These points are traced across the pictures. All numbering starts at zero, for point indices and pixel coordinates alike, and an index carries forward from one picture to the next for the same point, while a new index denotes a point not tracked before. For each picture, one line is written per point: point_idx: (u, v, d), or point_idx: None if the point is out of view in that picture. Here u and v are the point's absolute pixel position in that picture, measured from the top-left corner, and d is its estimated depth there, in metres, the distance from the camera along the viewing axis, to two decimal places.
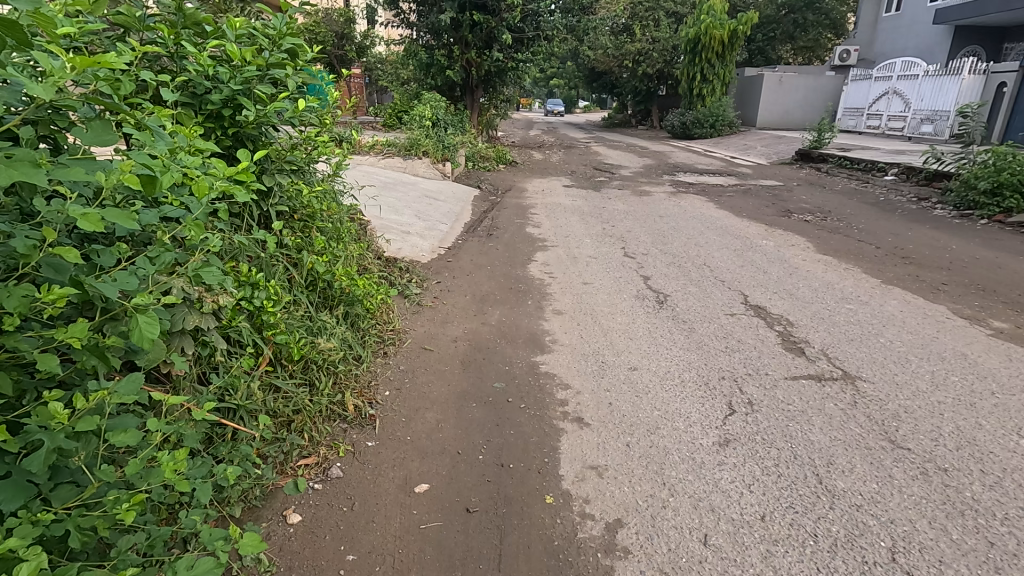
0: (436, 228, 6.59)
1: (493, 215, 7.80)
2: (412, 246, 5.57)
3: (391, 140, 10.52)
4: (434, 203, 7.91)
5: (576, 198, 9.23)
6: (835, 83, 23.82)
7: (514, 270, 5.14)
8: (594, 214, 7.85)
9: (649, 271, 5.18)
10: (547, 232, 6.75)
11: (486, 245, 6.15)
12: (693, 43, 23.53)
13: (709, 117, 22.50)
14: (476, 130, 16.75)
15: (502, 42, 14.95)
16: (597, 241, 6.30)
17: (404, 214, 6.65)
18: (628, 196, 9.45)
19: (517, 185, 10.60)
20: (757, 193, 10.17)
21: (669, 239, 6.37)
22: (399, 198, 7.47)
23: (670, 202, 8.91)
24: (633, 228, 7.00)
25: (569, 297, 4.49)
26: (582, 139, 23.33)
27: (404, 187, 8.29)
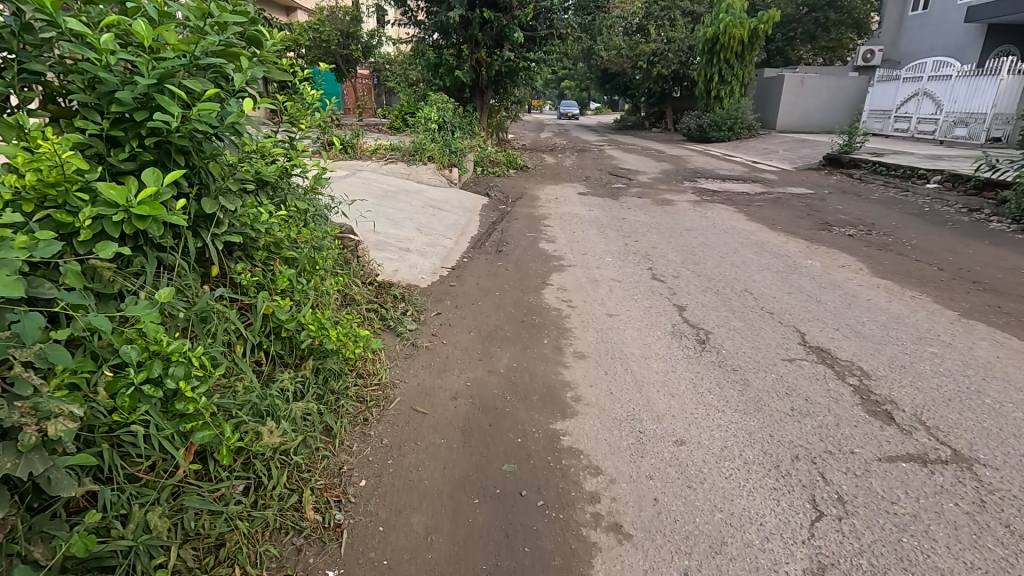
0: (441, 243, 5.93)
1: (503, 227, 7.13)
2: (410, 266, 4.90)
3: (395, 144, 9.88)
4: (438, 214, 7.26)
5: (594, 207, 8.53)
6: (860, 84, 22.92)
7: (526, 297, 4.45)
8: (614, 227, 7.15)
9: (684, 300, 4.47)
10: (563, 248, 6.06)
11: (494, 263, 5.46)
12: (711, 43, 22.73)
13: (728, 119, 21.70)
14: (486, 133, 16.11)
15: (513, 41, 14.27)
16: (620, 260, 5.60)
17: (404, 227, 5.99)
18: (649, 206, 8.73)
19: (529, 192, 9.91)
20: (788, 202, 9.41)
21: (701, 258, 5.65)
22: (398, 209, 6.82)
23: (696, 212, 8.18)
24: (659, 243, 6.29)
25: (592, 334, 3.78)
26: (595, 142, 22.62)
27: (405, 197, 7.64)
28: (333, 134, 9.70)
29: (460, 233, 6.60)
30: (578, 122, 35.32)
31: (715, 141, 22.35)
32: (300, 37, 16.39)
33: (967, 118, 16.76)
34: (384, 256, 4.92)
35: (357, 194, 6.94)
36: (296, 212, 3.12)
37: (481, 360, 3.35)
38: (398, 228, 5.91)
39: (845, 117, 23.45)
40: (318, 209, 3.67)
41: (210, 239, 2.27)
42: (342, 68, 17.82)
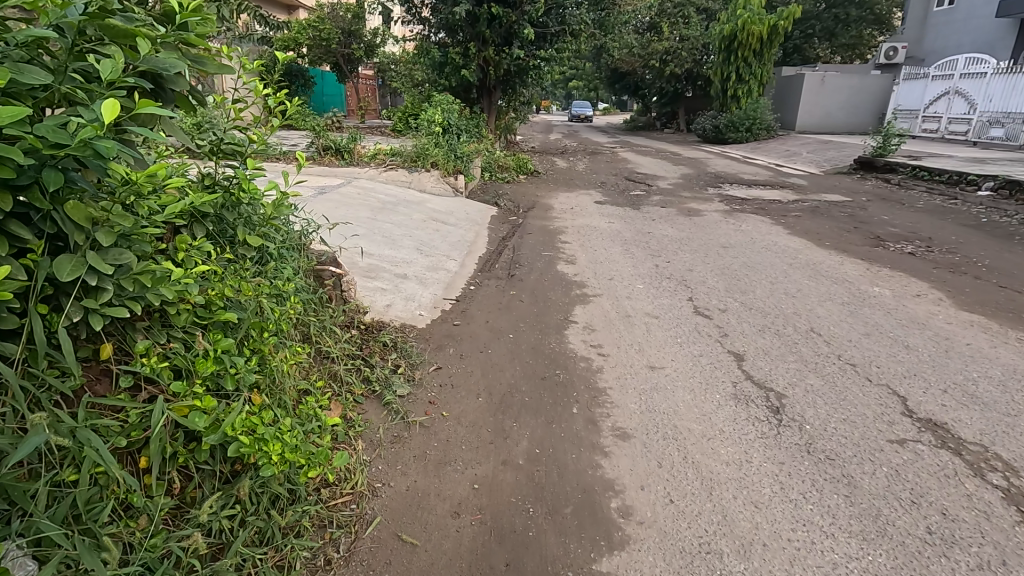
0: (444, 265, 5.15)
1: (515, 243, 6.31)
2: (406, 297, 4.16)
3: (395, 148, 9.09)
4: (443, 228, 6.47)
5: (614, 218, 7.70)
6: (883, 83, 21.95)
7: (546, 341, 3.64)
8: (640, 243, 6.32)
9: (741, 346, 3.65)
10: (585, 271, 5.23)
11: (506, 291, 4.66)
12: (728, 40, 21.79)
13: (746, 119, 20.81)
14: (494, 135, 15.32)
15: (523, 37, 13.44)
16: (654, 288, 4.77)
17: (401, 249, 5.21)
18: (675, 217, 7.90)
19: (541, 200, 9.09)
20: (828, 211, 8.55)
21: (748, 286, 4.81)
22: (395, 225, 6.03)
23: (729, 225, 7.35)
24: (696, 265, 5.45)
25: (633, 400, 2.96)
26: (607, 143, 21.78)
27: (404, 208, 6.87)
28: (329, 137, 8.93)
29: (466, 250, 5.81)
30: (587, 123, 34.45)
31: (732, 142, 21.42)
32: (299, 36, 15.64)
33: (1003, 118, 15.83)
34: (374, 289, 4.13)
35: (348, 209, 6.16)
36: (247, 252, 2.35)
37: (493, 442, 2.55)
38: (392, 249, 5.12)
39: (868, 117, 22.50)
40: (282, 240, 2.87)
41: (84, 315, 1.49)
42: (343, 68, 17.06)
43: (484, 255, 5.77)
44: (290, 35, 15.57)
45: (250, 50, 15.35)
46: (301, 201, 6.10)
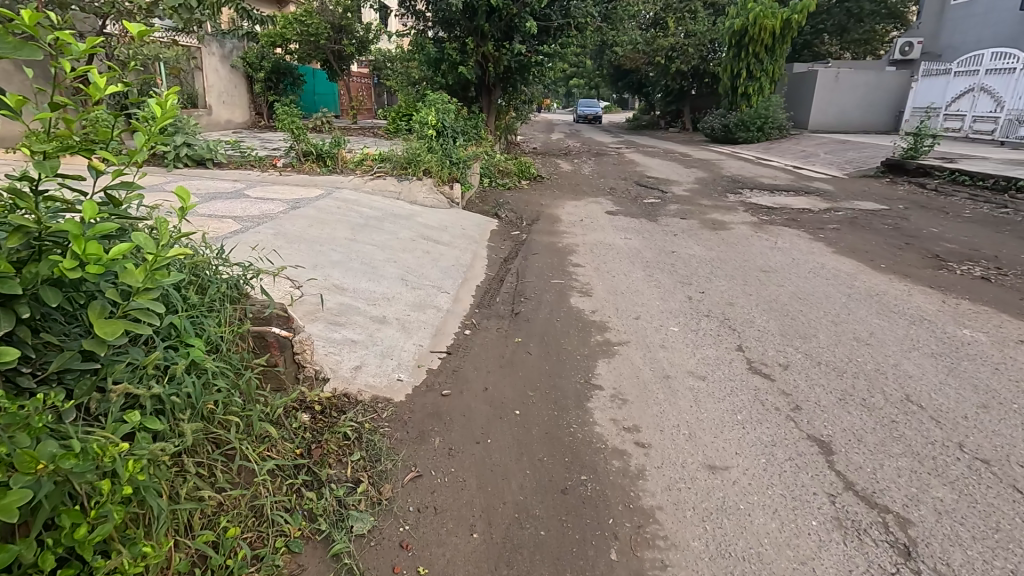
0: (434, 301, 4.23)
1: (519, 267, 5.39)
2: (387, 350, 3.33)
3: (384, 153, 8.18)
4: (436, 248, 5.55)
5: (631, 233, 6.79)
6: (900, 79, 21.07)
7: (562, 423, 2.74)
8: (665, 267, 5.40)
9: (824, 428, 2.73)
10: (605, 307, 4.31)
11: (510, 336, 3.77)
12: (738, 35, 20.85)
13: (757, 118, 19.92)
14: (494, 136, 14.42)
15: (524, 31, 12.53)
16: (693, 334, 3.85)
17: (381, 283, 4.30)
18: (698, 231, 6.99)
19: (547, 211, 8.18)
20: (867, 223, 7.63)
21: (808, 329, 3.90)
22: (378, 247, 5.14)
23: (763, 241, 6.45)
24: (738, 299, 4.53)
25: (696, 535, 2.06)
26: (612, 143, 20.88)
27: (391, 224, 6.00)
28: (310, 141, 7.98)
29: (462, 277, 4.91)
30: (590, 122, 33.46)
31: (742, 142, 20.49)
32: (286, 30, 14.69)
33: None
34: (339, 347, 3.22)
35: (324, 229, 5.27)
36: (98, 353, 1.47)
37: None
38: (368, 285, 4.21)
39: (883, 115, 21.58)
40: (176, 314, 1.98)
41: None
42: (334, 65, 16.11)
43: (482, 284, 4.85)
44: (277, 29, 14.63)
45: (235, 45, 14.39)
46: (269, 221, 5.21)
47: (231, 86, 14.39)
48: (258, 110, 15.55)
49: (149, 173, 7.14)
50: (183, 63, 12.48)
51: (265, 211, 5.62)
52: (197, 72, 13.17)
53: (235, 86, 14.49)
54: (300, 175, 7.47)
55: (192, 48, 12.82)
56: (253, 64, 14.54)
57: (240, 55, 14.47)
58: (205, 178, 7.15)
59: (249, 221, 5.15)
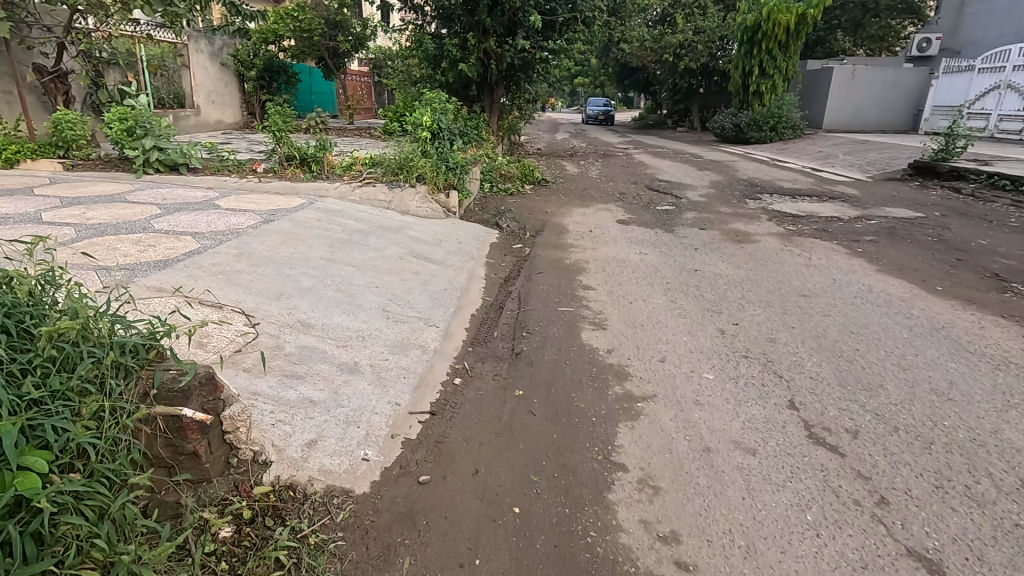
0: (419, 338, 3.55)
1: (521, 290, 4.70)
2: (351, 412, 2.66)
3: (375, 156, 7.51)
4: (427, 267, 4.88)
5: (646, 247, 6.08)
6: (919, 76, 20.25)
7: (575, 530, 2.07)
8: (688, 290, 4.69)
9: (927, 539, 2.03)
10: (623, 346, 3.61)
11: (510, 388, 3.07)
12: (751, 31, 20.08)
13: (770, 117, 19.18)
14: (497, 137, 13.75)
15: (528, 26, 11.81)
16: (732, 385, 3.14)
17: (356, 316, 3.64)
18: (721, 243, 6.29)
19: (552, 220, 7.50)
20: (907, 233, 6.91)
21: (871, 376, 3.21)
22: (359, 268, 4.48)
23: (796, 256, 5.76)
24: (780, 335, 3.82)
25: None
26: (619, 143, 20.17)
27: (377, 238, 5.33)
28: (294, 144, 7.30)
29: (453, 303, 4.24)
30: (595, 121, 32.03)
31: (755, 142, 19.75)
32: (279, 26, 13.95)
33: None
34: (292, 410, 2.55)
35: (297, 247, 4.61)
36: None
37: None
38: (339, 319, 3.55)
39: (901, 113, 20.77)
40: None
41: None
42: (330, 63, 15.41)
43: (477, 314, 4.17)
44: (269, 26, 13.88)
45: (225, 43, 13.76)
46: (235, 237, 4.56)
47: (221, 85, 13.76)
48: (251, 109, 14.90)
49: (116, 181, 6.49)
50: (167, 61, 11.82)
51: (232, 224, 4.96)
52: (184, 70, 12.54)
53: (225, 85, 13.88)
54: (282, 182, 6.80)
55: (179, 44, 12.18)
56: (245, 62, 13.89)
57: (231, 53, 13.84)
58: (177, 185, 6.50)
59: (212, 238, 4.50)
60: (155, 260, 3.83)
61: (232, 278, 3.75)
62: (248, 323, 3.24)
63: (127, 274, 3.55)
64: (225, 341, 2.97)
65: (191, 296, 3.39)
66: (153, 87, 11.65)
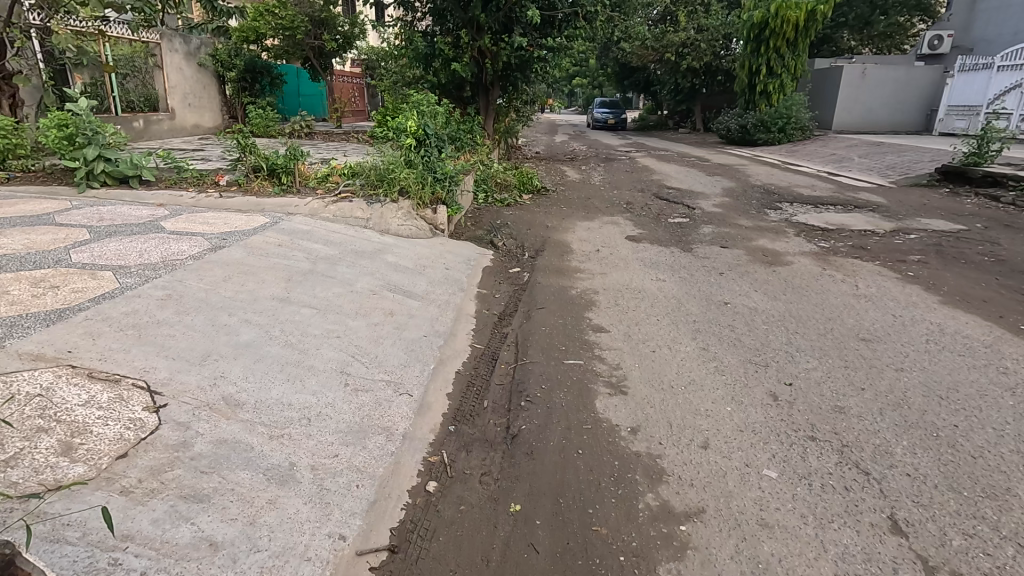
0: (384, 417, 2.70)
1: (519, 334, 3.85)
2: (271, 562, 1.83)
3: (355, 165, 6.69)
4: (405, 304, 4.05)
5: (663, 272, 5.25)
6: (932, 75, 19.44)
7: None
8: (721, 333, 3.86)
9: None
10: (651, 424, 2.77)
11: (501, 503, 2.26)
12: (758, 28, 19.29)
13: (778, 118, 18.39)
14: (493, 140, 12.94)
15: (525, 22, 10.99)
16: (805, 490, 2.31)
17: (302, 386, 2.80)
18: (748, 266, 5.46)
19: (553, 236, 6.67)
20: (957, 251, 6.10)
21: (993, 476, 2.38)
22: (320, 310, 3.64)
23: (839, 283, 4.94)
24: (849, 402, 2.99)
25: None
26: (621, 146, 19.35)
27: (348, 266, 4.51)
28: (261, 153, 6.46)
29: (434, 356, 3.40)
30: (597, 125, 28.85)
31: (762, 145, 18.95)
32: (260, 24, 13.07)
33: None
34: (177, 569, 1.71)
35: (244, 283, 3.77)
36: None
37: None
38: (279, 391, 2.71)
39: (914, 113, 19.97)
40: None
41: None
42: (316, 64, 14.60)
43: (463, 372, 3.33)
44: (249, 23, 12.95)
45: (202, 41, 12.90)
46: (167, 271, 3.73)
47: (199, 87, 12.90)
48: (232, 113, 14.03)
49: (53, 197, 5.69)
50: (133, 62, 10.96)
51: (171, 252, 4.13)
52: (157, 71, 11.71)
53: (204, 87, 13.03)
54: (245, 197, 5.97)
55: (150, 42, 11.32)
56: (223, 62, 13.01)
57: (209, 52, 12.97)
58: (123, 202, 5.66)
59: (138, 273, 3.66)
60: (49, 309, 3.00)
61: (145, 335, 2.90)
62: (148, 408, 2.39)
63: (1, 333, 2.72)
64: (104, 443, 2.16)
65: (80, 364, 2.55)
66: (122, 89, 10.82)
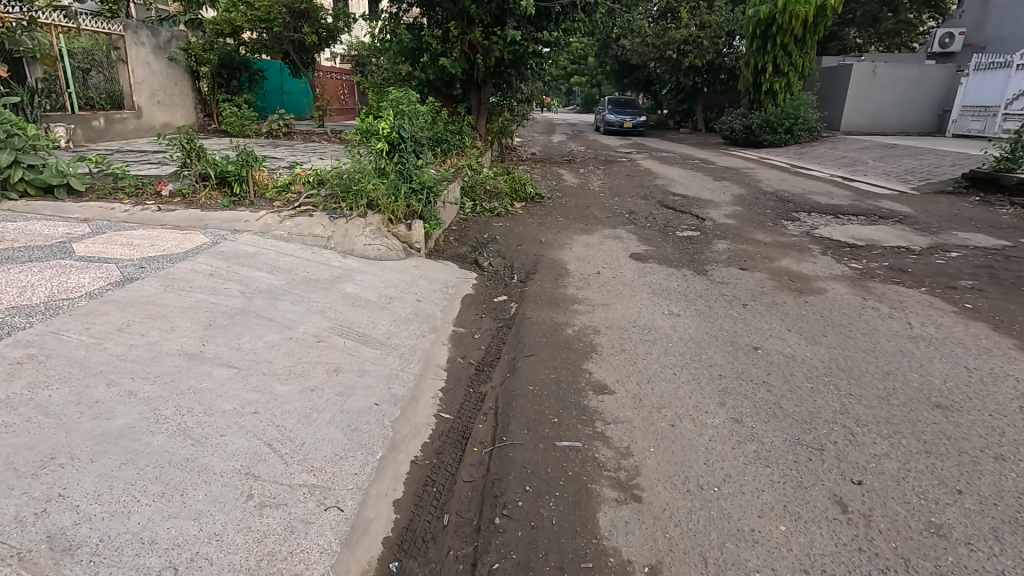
0: (294, 557, 1.87)
1: (499, 399, 3.03)
2: None
3: (320, 171, 5.86)
4: (357, 356, 3.21)
5: (675, 303, 4.44)
6: (945, 74, 18.62)
7: None
8: (756, 397, 3.05)
9: None
10: (678, 562, 1.96)
11: None
12: (765, 24, 18.45)
13: (785, 118, 17.61)
14: (484, 141, 12.11)
15: (519, 14, 10.14)
16: None
17: (182, 504, 1.96)
18: (776, 295, 4.65)
19: (547, 254, 5.84)
20: (1014, 274, 5.28)
21: None
22: (240, 371, 2.80)
23: (888, 319, 4.12)
24: (945, 516, 2.17)
25: None
26: (621, 147, 18.58)
27: (292, 302, 3.68)
28: (209, 157, 5.60)
29: (383, 440, 2.57)
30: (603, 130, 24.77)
31: (767, 146, 18.18)
32: (234, 16, 12.04)
33: None
34: None
35: (144, 332, 2.93)
36: None
37: None
38: (143, 517, 1.88)
39: (926, 113, 19.16)
40: None
41: None
42: (298, 60, 13.74)
43: (421, 464, 2.49)
44: (223, 15, 12.06)
45: (173, 34, 11.99)
46: (45, 317, 2.90)
47: (170, 83, 12.00)
48: (209, 110, 13.18)
49: None
50: (95, 55, 10.11)
51: (66, 287, 3.30)
52: (121, 65, 10.80)
53: (176, 83, 12.14)
54: (188, 211, 5.13)
55: (112, 34, 10.43)
56: (197, 56, 12.20)
57: (181, 46, 12.05)
58: (40, 216, 4.80)
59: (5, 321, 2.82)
60: None
61: None
62: None
63: None
64: None
65: None
66: (81, 84, 9.96)
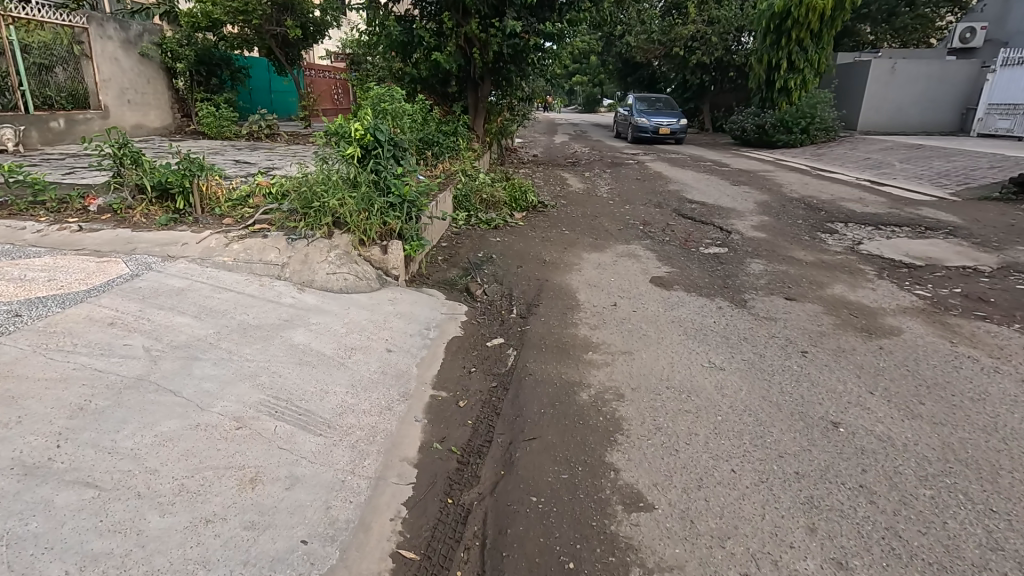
0: None
1: (489, 523, 2.10)
2: None
3: (283, 180, 4.93)
4: (289, 452, 2.27)
5: (718, 351, 3.50)
6: (969, 70, 17.65)
7: None
8: (860, 519, 2.11)
9: None
10: None
11: None
12: (778, 19, 17.50)
13: (800, 117, 16.63)
14: (482, 143, 11.18)
15: (520, 4, 9.24)
16: None
17: None
18: (841, 337, 3.70)
19: (553, 279, 4.90)
20: None
21: None
22: (100, 496, 1.87)
23: (996, 375, 3.18)
24: None
25: None
26: (627, 148, 17.61)
27: (216, 362, 2.75)
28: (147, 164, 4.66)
29: None
30: (623, 135, 21.20)
31: (782, 147, 17.20)
32: (213, 9, 11.23)
33: None
34: None
35: None
36: None
37: None
38: None
39: (948, 112, 18.18)
40: None
41: None
42: (283, 57, 12.85)
43: None
44: (201, 8, 11.19)
45: (146, 28, 11.05)
46: None
47: (142, 81, 11.08)
48: (186, 110, 12.29)
49: None
50: (55, 51, 9.20)
51: None
52: (85, 61, 9.87)
53: (149, 80, 11.20)
54: (115, 231, 4.20)
55: (75, 27, 9.52)
56: (172, 52, 11.32)
57: (154, 40, 11.13)
58: None
59: None
60: None
61: None
62: None
63: None
64: None
65: None
66: (39, 81, 9.03)
